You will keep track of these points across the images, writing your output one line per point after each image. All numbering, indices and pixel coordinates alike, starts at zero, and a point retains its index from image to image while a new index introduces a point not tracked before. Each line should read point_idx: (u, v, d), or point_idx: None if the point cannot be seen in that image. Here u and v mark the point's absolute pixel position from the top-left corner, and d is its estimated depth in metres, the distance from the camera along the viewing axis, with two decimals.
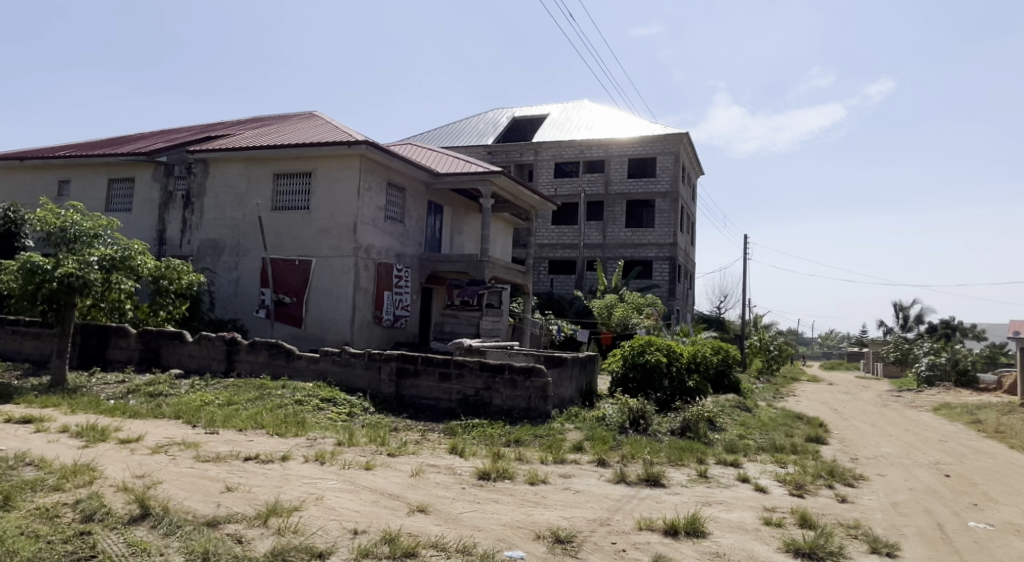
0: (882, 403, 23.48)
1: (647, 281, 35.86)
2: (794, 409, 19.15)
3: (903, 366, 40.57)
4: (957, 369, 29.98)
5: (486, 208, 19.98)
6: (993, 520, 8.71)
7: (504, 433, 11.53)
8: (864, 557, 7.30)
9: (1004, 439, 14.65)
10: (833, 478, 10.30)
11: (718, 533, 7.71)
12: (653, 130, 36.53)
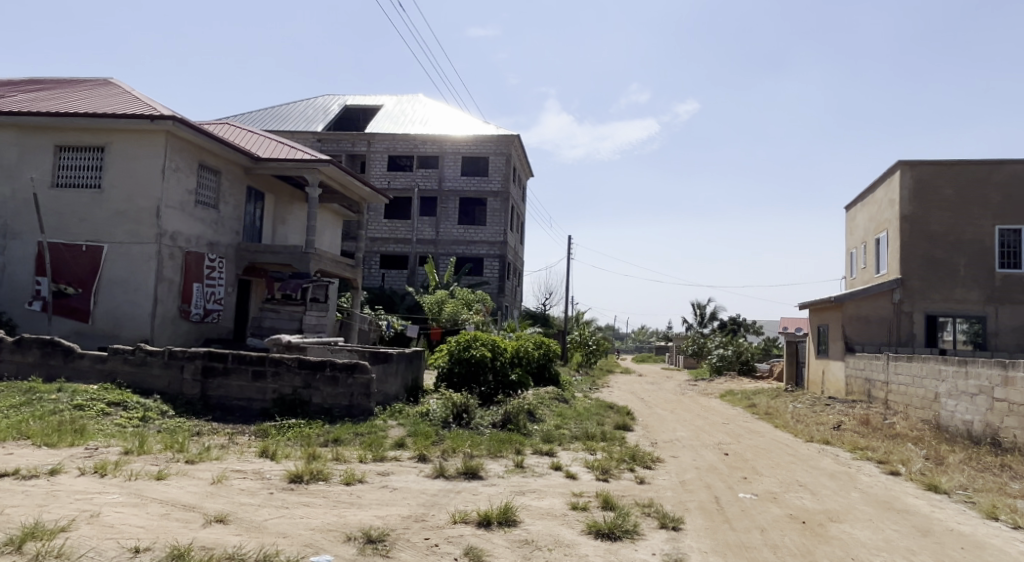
0: (681, 392, 25.07)
1: (477, 277, 36.06)
2: (606, 399, 19.93)
3: (699, 359, 43.70)
4: (740, 359, 32.79)
5: (313, 197, 19.15)
6: (757, 489, 9.40)
7: (322, 433, 10.99)
8: (653, 532, 7.57)
9: (771, 418, 16.08)
10: (634, 461, 10.68)
11: (529, 520, 7.71)
12: (486, 131, 36.93)
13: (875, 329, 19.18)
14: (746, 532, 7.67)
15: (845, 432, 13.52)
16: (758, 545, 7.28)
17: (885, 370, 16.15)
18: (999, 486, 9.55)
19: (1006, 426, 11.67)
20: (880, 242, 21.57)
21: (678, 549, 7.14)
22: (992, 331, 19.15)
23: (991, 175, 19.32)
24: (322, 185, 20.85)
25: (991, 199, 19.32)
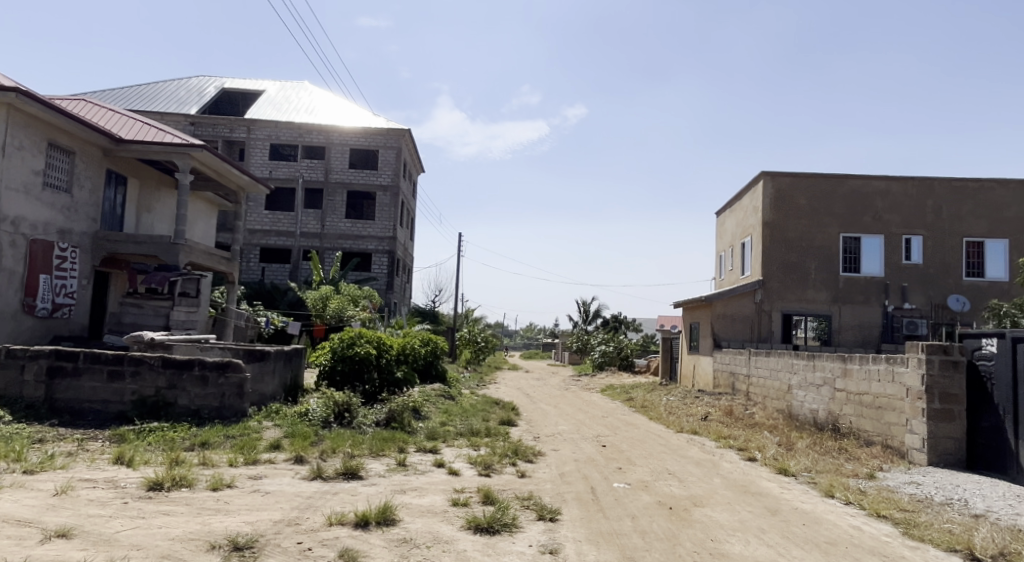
0: (564, 387, 25.53)
1: (365, 273, 35.23)
2: (491, 395, 19.98)
3: (583, 355, 44.62)
4: (620, 355, 33.64)
5: (183, 185, 18.21)
6: (631, 479, 9.64)
7: (188, 437, 10.40)
8: (532, 525, 7.61)
9: (647, 411, 16.62)
10: (516, 456, 10.70)
11: (408, 519, 7.57)
12: (377, 124, 36.28)
13: (739, 327, 19.95)
14: (617, 520, 7.84)
15: (711, 422, 14.10)
16: (629, 532, 7.45)
17: (747, 364, 16.96)
18: (838, 469, 10.23)
19: (844, 414, 12.51)
20: (745, 246, 22.50)
21: (553, 539, 7.20)
22: (837, 328, 20.23)
23: (837, 189, 20.47)
24: (194, 172, 19.76)
25: (837, 210, 20.45)
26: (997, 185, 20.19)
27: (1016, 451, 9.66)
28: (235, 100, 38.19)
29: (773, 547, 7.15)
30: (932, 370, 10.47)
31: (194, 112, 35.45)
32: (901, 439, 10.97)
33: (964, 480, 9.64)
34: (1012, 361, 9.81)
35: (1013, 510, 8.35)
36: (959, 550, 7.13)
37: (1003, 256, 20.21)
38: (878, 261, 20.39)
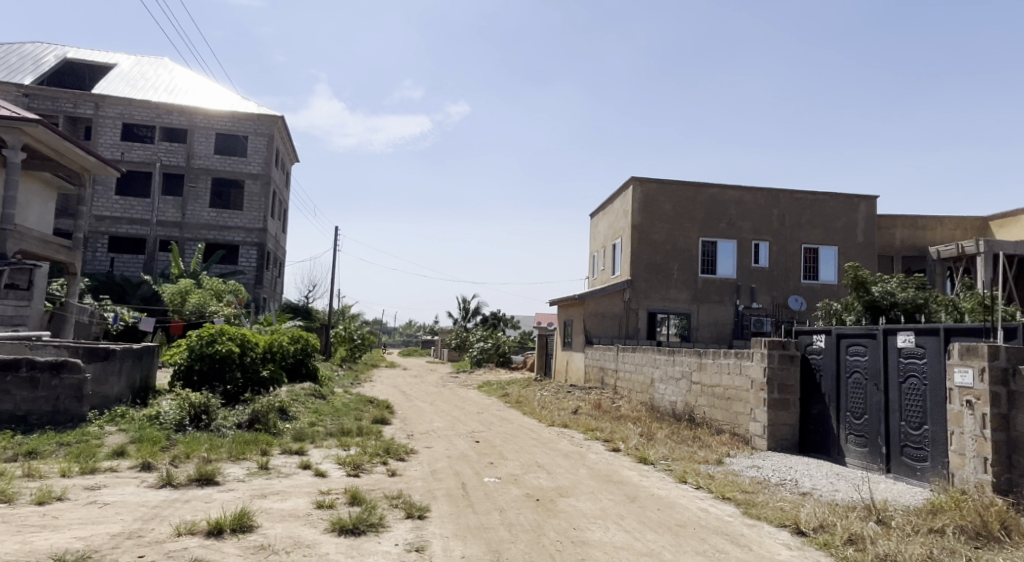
0: (441, 383, 25.67)
1: (231, 266, 33.97)
2: (365, 393, 19.82)
3: (461, 352, 44.82)
4: (498, 352, 34.09)
5: (13, 162, 16.76)
6: (501, 473, 9.87)
7: (12, 446, 9.74)
8: (399, 523, 7.67)
9: (522, 406, 17.02)
10: (388, 454, 10.70)
11: (266, 524, 7.45)
12: (247, 108, 34.97)
13: (609, 324, 20.98)
14: (485, 514, 8.03)
15: (581, 415, 14.60)
16: (497, 525, 7.65)
17: (615, 359, 17.67)
18: (693, 455, 10.82)
19: (699, 405, 13.33)
20: (615, 248, 23.29)
21: (419, 537, 7.29)
22: (695, 325, 21.33)
23: (696, 198, 21.61)
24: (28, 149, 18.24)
25: (696, 216, 21.59)
26: (829, 197, 21.96)
27: (837, 435, 10.63)
28: (82, 73, 36.20)
29: (630, 533, 7.51)
30: (772, 363, 11.35)
31: (29, 83, 32.79)
32: (746, 427, 11.84)
33: (796, 462, 10.53)
34: (836, 354, 10.77)
35: (834, 487, 9.23)
36: (787, 525, 7.80)
37: (836, 262, 21.87)
38: (731, 264, 21.65)
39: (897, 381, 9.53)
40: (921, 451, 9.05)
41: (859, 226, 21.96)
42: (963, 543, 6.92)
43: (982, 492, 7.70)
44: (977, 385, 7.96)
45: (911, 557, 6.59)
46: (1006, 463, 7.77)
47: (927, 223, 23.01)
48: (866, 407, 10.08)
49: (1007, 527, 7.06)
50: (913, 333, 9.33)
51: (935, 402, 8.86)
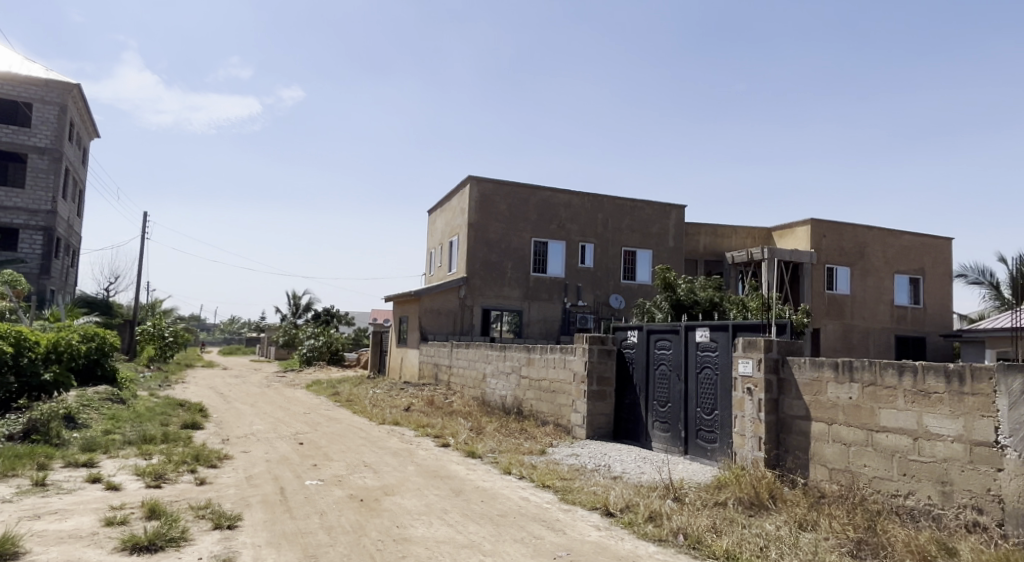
0: (265, 384, 24.81)
1: (10, 252, 30.90)
2: (176, 396, 18.77)
3: (290, 349, 43.58)
4: (330, 349, 33.49)
5: None
6: (326, 476, 9.50)
7: None
8: (204, 535, 7.12)
9: (351, 405, 16.86)
10: (196, 462, 10.15)
11: (37, 550, 6.63)
12: (30, 72, 31.80)
13: (444, 320, 20.88)
14: (303, 518, 7.62)
15: (413, 412, 14.77)
16: (315, 530, 7.28)
17: (449, 355, 17.96)
18: (518, 446, 11.26)
19: (527, 398, 13.87)
20: (452, 245, 23.58)
21: (228, 548, 6.80)
22: (526, 322, 22.01)
23: (530, 199, 22.30)
24: None
25: (529, 216, 22.28)
26: (646, 205, 23.67)
27: (645, 422, 11.55)
28: None
29: (453, 526, 7.49)
30: (592, 357, 12.13)
31: None
32: (568, 417, 12.52)
33: (609, 448, 11.35)
34: (646, 348, 11.69)
35: (641, 470, 10.10)
36: (597, 507, 8.44)
37: (650, 263, 23.57)
38: (560, 264, 22.53)
39: (695, 372, 10.55)
40: (712, 434, 10.09)
41: (670, 232, 23.88)
42: (740, 512, 7.89)
43: (756, 467, 8.76)
44: (755, 373, 9.04)
45: (698, 529, 7.41)
46: (775, 441, 8.87)
47: (723, 231, 25.18)
48: (669, 396, 11.03)
49: (772, 496, 8.08)
50: (709, 329, 10.36)
51: (724, 390, 9.91)
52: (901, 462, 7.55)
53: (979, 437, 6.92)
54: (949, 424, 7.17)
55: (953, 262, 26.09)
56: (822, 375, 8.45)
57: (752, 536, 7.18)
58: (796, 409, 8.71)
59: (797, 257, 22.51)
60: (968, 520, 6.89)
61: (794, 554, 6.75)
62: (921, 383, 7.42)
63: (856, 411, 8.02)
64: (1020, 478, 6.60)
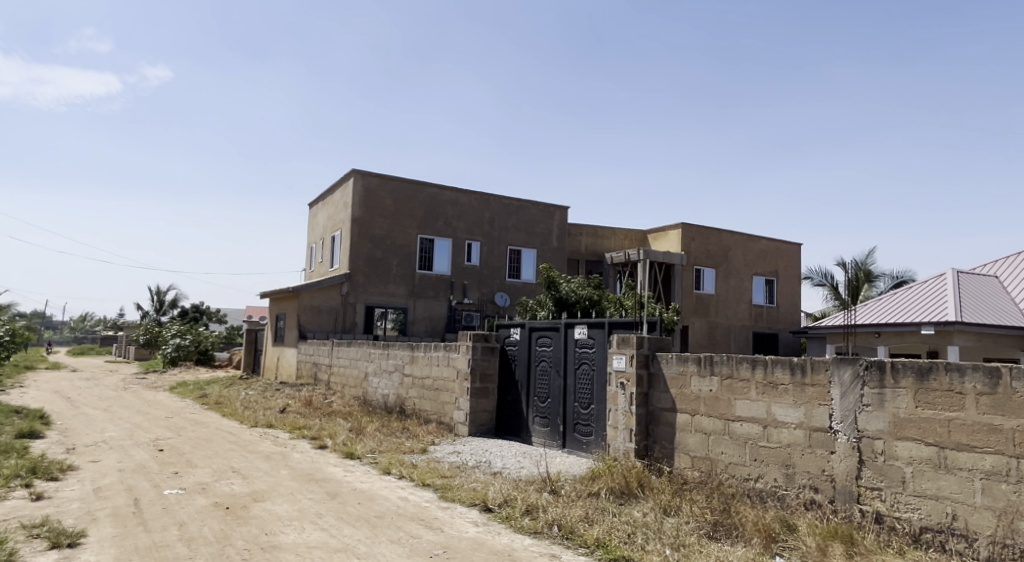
0: (121, 387, 23.47)
1: None
2: (16, 403, 17.42)
3: (152, 348, 41.50)
4: (199, 349, 32.02)
5: None
6: (186, 484, 9.10)
7: None
8: (38, 556, 6.63)
9: (220, 408, 16.24)
10: (34, 475, 9.45)
11: None
12: None
13: (325, 317, 20.38)
14: (160, 531, 7.26)
15: (288, 414, 14.38)
16: (172, 542, 6.97)
17: (329, 354, 17.60)
18: (398, 446, 11.18)
19: (410, 397, 13.80)
20: (335, 239, 23.07)
21: None
22: (411, 320, 21.72)
23: (416, 196, 21.99)
24: None
25: (416, 213, 21.98)
26: (532, 205, 23.99)
27: (526, 417, 11.72)
28: None
29: (325, 530, 7.36)
30: (475, 355, 12.19)
31: None
32: (451, 415, 12.56)
33: (491, 445, 11.47)
34: (528, 345, 11.85)
35: (519, 465, 10.26)
36: (476, 503, 8.52)
37: (534, 262, 23.91)
38: (446, 262, 22.42)
39: (573, 368, 10.80)
40: (588, 427, 10.36)
41: (554, 233, 24.33)
42: (611, 501, 8.25)
43: (626, 458, 9.11)
44: (627, 368, 9.37)
45: (572, 520, 7.65)
46: (644, 433, 9.23)
47: (603, 232, 25.89)
48: (549, 392, 11.26)
49: (641, 485, 8.50)
50: (587, 326, 10.62)
51: (600, 385, 10.20)
52: (753, 448, 8.04)
53: (817, 423, 7.46)
54: (792, 412, 7.69)
55: (800, 267, 28.19)
56: (687, 369, 8.85)
57: (620, 523, 7.54)
58: (663, 401, 9.08)
59: (669, 259, 23.75)
60: (809, 499, 7.46)
61: (659, 539, 7.11)
62: (771, 375, 7.91)
63: (716, 403, 8.45)
64: (849, 459, 7.19)
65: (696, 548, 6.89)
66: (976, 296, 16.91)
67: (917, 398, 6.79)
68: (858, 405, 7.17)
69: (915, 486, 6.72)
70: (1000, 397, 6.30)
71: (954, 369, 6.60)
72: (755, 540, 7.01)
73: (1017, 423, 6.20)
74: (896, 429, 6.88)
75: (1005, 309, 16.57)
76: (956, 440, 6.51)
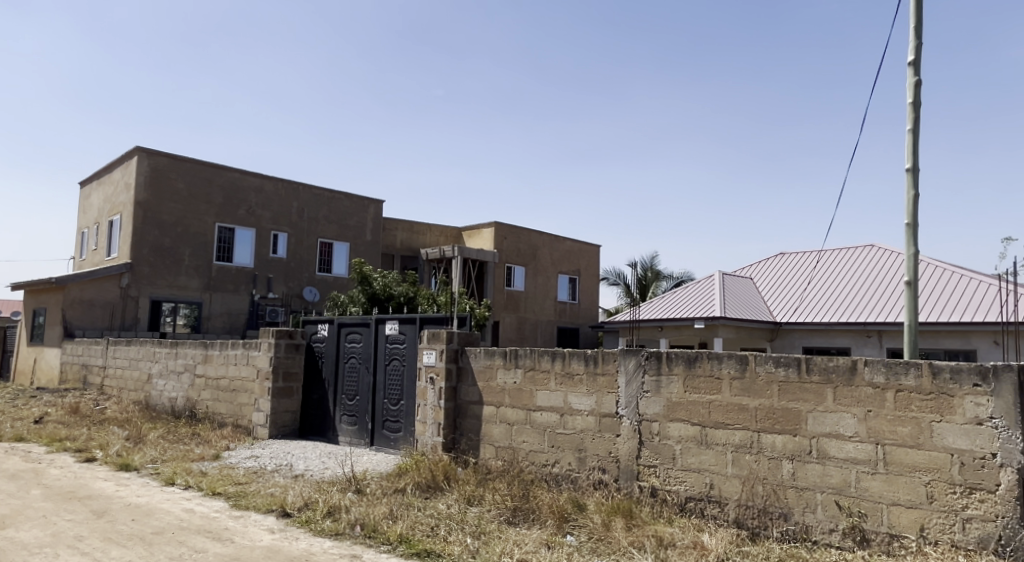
0: None
1: None
2: None
3: None
4: None
5: None
6: None
7: None
8: None
9: None
10: None
11: None
12: None
13: (97, 313, 18.32)
14: None
15: (48, 425, 12.80)
16: None
17: (102, 355, 15.98)
18: (186, 454, 10.29)
19: (202, 400, 12.81)
20: (112, 225, 21.06)
21: None
22: (206, 316, 20.17)
23: (214, 179, 20.42)
24: None
25: (213, 198, 20.39)
26: (344, 197, 23.27)
27: (333, 416, 11.23)
28: None
29: (88, 554, 6.54)
30: (279, 353, 11.53)
31: None
32: (249, 417, 11.81)
33: (293, 447, 10.87)
34: (337, 342, 11.34)
35: (324, 466, 9.80)
36: (274, 509, 7.99)
37: (346, 256, 23.29)
38: (248, 252, 21.14)
39: (383, 364, 10.47)
40: (397, 423, 10.11)
41: (367, 226, 23.81)
42: (418, 496, 8.09)
43: (434, 452, 8.93)
44: (437, 363, 9.20)
45: (375, 518, 7.37)
46: (452, 426, 9.10)
47: (419, 227, 25.59)
48: (357, 389, 10.85)
49: (447, 477, 8.37)
50: (398, 322, 10.34)
51: (410, 381, 9.96)
52: (551, 435, 8.16)
53: (606, 409, 7.72)
54: (586, 400, 7.89)
55: (599, 267, 29.56)
56: (494, 363, 8.83)
57: (424, 518, 7.39)
58: (471, 394, 9.00)
59: (482, 256, 24.02)
60: (596, 479, 7.72)
61: (461, 529, 7.07)
62: (568, 366, 8.06)
63: (519, 394, 8.50)
64: (630, 440, 7.51)
65: (495, 534, 6.95)
66: (738, 295, 18.51)
67: (686, 383, 7.23)
68: (639, 391, 7.50)
69: (682, 461, 7.18)
70: (748, 379, 6.87)
71: (715, 357, 7.09)
72: (549, 521, 7.15)
73: (760, 402, 6.78)
74: (669, 412, 7.30)
75: (757, 305, 18.21)
76: (714, 419, 7.02)
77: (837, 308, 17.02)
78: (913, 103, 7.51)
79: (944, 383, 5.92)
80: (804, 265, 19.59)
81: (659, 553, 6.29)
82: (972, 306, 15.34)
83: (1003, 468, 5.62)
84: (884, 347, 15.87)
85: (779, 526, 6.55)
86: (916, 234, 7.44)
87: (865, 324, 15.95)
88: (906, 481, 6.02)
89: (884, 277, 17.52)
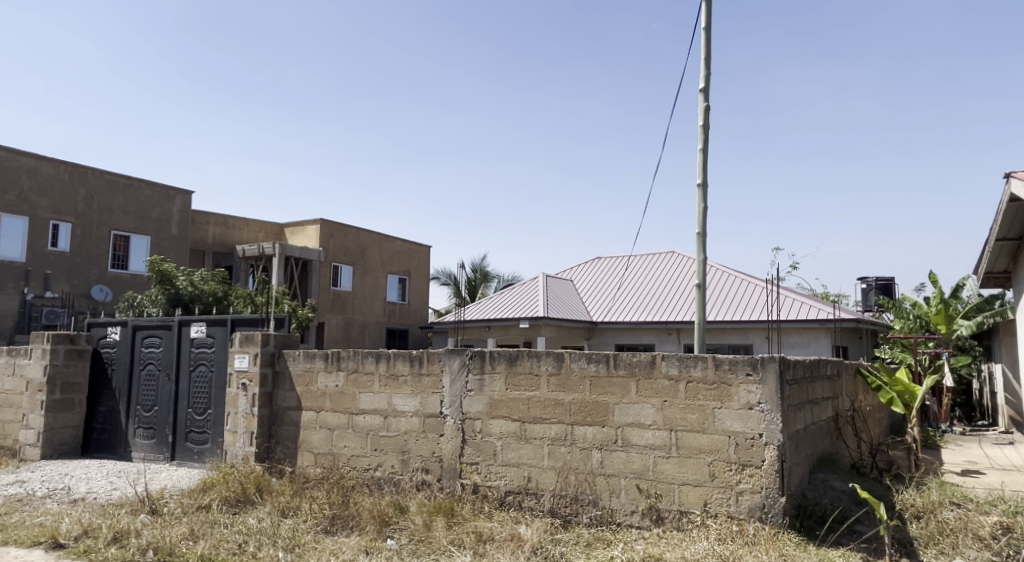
0: None
1: None
2: None
3: None
4: None
5: None
6: None
7: None
8: None
9: None
10: None
11: None
12: None
13: None
14: None
15: None
16: None
17: None
18: None
19: None
20: None
21: None
22: None
23: None
24: None
25: None
26: (144, 185, 21.22)
27: (124, 430, 9.89)
28: None
29: None
30: (55, 360, 10.02)
31: None
32: (15, 437, 10.23)
33: (72, 467, 9.46)
34: (130, 347, 9.99)
35: (111, 487, 8.55)
36: (42, 542, 6.73)
37: (146, 252, 21.25)
38: (18, 244, 18.67)
39: (187, 371, 9.34)
40: (203, 434, 9.05)
41: (172, 219, 21.86)
42: (224, 513, 7.18)
43: (244, 463, 8.02)
44: (250, 368, 8.25)
45: (171, 540, 6.39)
46: (265, 434, 8.23)
47: (235, 222, 23.75)
48: (156, 399, 9.61)
49: (259, 490, 7.54)
50: (205, 324, 9.29)
51: (218, 387, 8.98)
52: (374, 438, 7.55)
53: (430, 410, 7.23)
54: (410, 401, 7.36)
55: (428, 268, 29.02)
56: (313, 366, 8.06)
57: (231, 535, 6.54)
58: (287, 400, 8.18)
59: (308, 255, 22.75)
60: (420, 480, 7.21)
61: (273, 543, 6.32)
62: (392, 367, 7.49)
63: (341, 398, 7.80)
64: (453, 440, 7.07)
65: (311, 545, 6.29)
66: (560, 295, 18.65)
67: (507, 381, 6.88)
68: (463, 391, 7.06)
69: (502, 457, 6.84)
70: (564, 375, 6.65)
71: (534, 355, 6.81)
72: (369, 527, 6.55)
73: (574, 396, 6.59)
74: (491, 410, 6.93)
75: (575, 305, 18.42)
76: (532, 414, 6.74)
77: (647, 308, 17.60)
78: (704, 125, 7.83)
79: (724, 373, 6.09)
80: (613, 271, 20.08)
81: (479, 549, 5.92)
82: (750, 306, 16.26)
83: (767, 445, 5.88)
84: (682, 343, 16.79)
85: (587, 512, 6.44)
86: (705, 243, 7.74)
87: (667, 324, 16.74)
88: (694, 462, 6.12)
89: (679, 282, 18.41)
